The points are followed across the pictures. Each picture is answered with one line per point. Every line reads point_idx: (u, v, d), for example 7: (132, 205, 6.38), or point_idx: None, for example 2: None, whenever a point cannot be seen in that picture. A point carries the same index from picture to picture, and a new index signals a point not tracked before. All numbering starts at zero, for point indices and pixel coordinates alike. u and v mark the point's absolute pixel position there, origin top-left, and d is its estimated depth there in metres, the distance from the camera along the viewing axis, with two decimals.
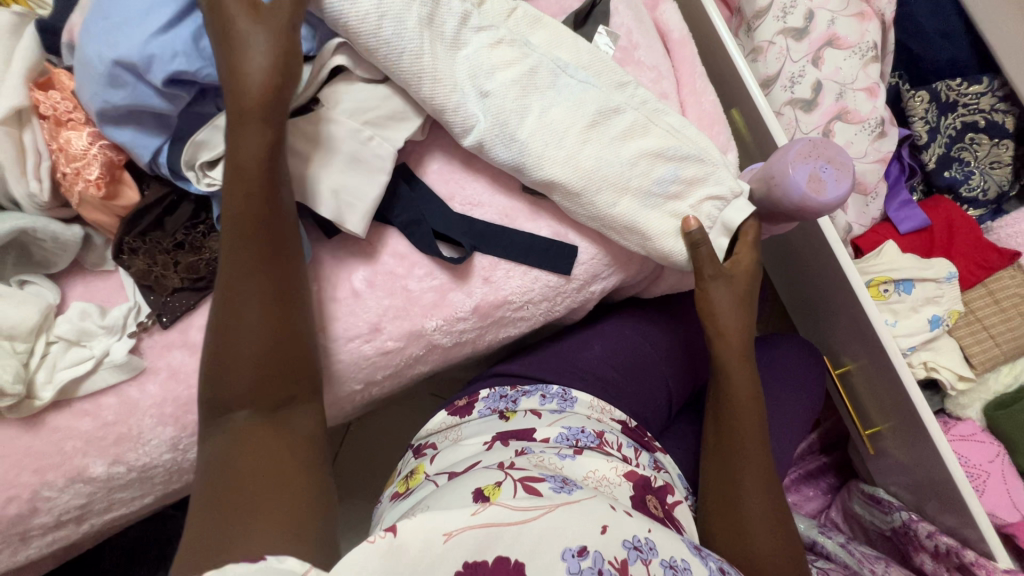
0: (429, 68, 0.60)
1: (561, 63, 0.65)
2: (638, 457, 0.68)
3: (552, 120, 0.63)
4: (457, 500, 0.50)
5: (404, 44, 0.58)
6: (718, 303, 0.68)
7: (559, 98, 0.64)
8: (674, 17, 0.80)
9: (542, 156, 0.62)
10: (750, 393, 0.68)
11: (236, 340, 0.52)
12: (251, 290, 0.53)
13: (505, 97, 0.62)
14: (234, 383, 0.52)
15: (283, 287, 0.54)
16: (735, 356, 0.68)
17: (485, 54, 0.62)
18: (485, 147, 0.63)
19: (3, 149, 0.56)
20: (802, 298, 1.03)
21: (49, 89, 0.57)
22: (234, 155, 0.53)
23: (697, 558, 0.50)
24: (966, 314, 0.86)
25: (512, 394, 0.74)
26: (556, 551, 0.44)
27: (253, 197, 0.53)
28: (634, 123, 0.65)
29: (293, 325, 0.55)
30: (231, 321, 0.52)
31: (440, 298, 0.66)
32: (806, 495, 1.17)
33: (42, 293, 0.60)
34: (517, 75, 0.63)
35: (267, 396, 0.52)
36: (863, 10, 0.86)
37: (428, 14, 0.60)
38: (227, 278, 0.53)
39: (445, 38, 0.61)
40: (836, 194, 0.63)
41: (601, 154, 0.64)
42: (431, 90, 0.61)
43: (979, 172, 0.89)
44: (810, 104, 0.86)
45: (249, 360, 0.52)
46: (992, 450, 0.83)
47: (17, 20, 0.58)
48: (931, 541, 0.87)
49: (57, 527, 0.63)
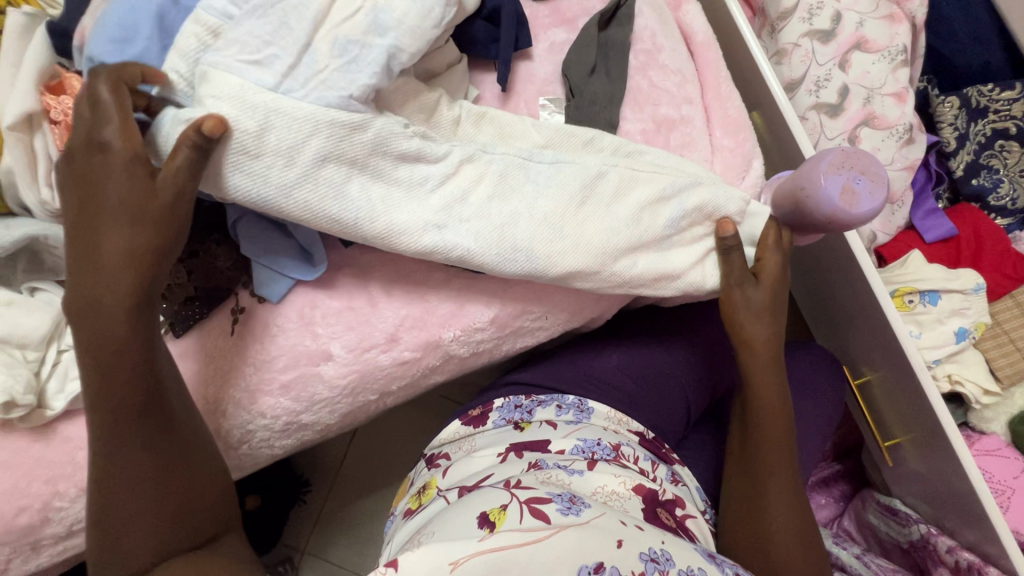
0: (389, 227, 0.55)
1: (524, 152, 0.60)
2: (655, 471, 0.66)
3: (544, 215, 0.58)
4: (460, 528, 0.47)
5: (356, 212, 0.54)
6: (763, 299, 0.64)
7: (538, 191, 0.59)
8: (698, 18, 0.78)
9: (551, 257, 0.58)
10: (776, 401, 0.65)
11: (132, 507, 0.51)
12: (135, 464, 0.51)
13: (488, 217, 0.57)
14: (137, 546, 0.51)
15: (176, 446, 0.53)
16: (762, 366, 0.66)
17: (450, 182, 0.57)
18: (488, 266, 0.58)
19: (14, 153, 0.55)
20: (821, 307, 1.01)
21: (61, 92, 0.55)
22: (87, 328, 0.48)
23: (712, 564, 0.49)
24: (993, 326, 0.84)
25: (527, 405, 0.72)
26: (572, 567, 0.43)
27: (129, 370, 0.49)
28: (620, 182, 0.61)
29: (190, 476, 0.54)
30: (119, 496, 0.51)
31: (458, 308, 0.65)
32: (818, 503, 1.15)
33: (54, 300, 0.59)
34: (489, 187, 0.58)
35: (178, 543, 0.53)
36: (892, 13, 0.84)
37: (370, 170, 0.54)
38: (106, 454, 0.51)
39: (399, 183, 0.55)
40: (869, 207, 0.61)
41: (604, 229, 0.60)
42: (405, 241, 0.56)
43: (1009, 180, 0.87)
44: (837, 109, 0.84)
45: (149, 519, 0.52)
46: (1018, 466, 0.81)
47: (28, 21, 0.56)
48: (951, 556, 0.85)
49: (68, 536, 0.62)
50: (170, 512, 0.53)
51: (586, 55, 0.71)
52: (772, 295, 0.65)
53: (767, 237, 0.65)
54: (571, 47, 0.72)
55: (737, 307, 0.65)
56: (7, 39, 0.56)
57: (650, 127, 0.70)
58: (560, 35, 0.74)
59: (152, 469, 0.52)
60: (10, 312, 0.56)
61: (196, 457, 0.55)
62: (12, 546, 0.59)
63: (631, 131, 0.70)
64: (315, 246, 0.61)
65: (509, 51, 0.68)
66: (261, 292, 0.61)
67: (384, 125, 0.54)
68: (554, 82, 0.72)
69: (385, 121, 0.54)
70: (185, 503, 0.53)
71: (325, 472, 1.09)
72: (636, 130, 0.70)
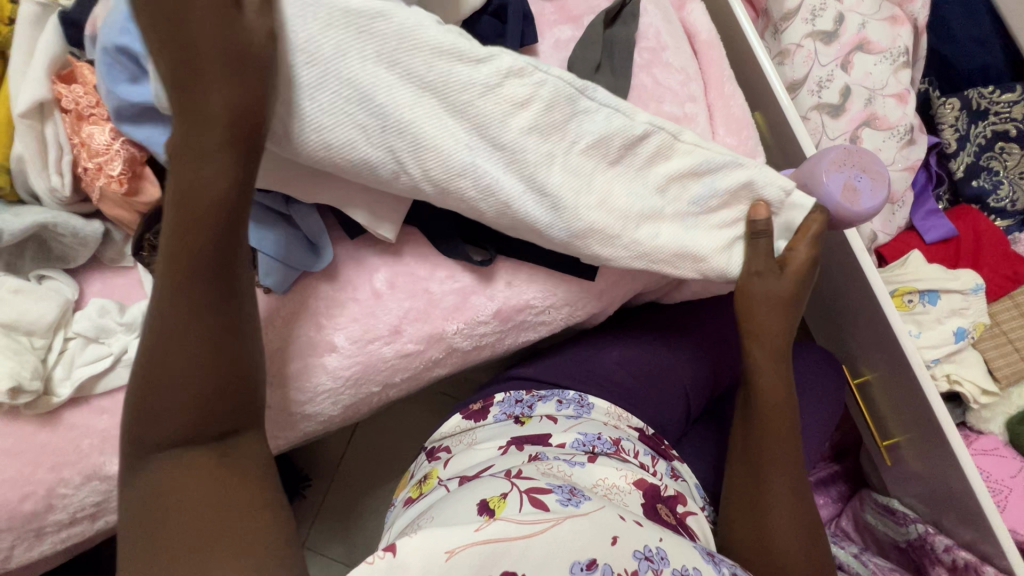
0: (425, 139, 0.55)
1: (577, 85, 0.58)
2: (655, 465, 0.67)
3: (575, 159, 0.59)
4: (460, 514, 0.48)
5: (390, 120, 0.54)
6: (785, 291, 0.63)
7: (580, 132, 0.58)
8: (702, 18, 0.79)
9: (577, 201, 0.59)
10: (779, 402, 0.65)
11: (178, 379, 0.48)
12: (192, 328, 0.48)
13: (523, 149, 0.57)
14: (166, 423, 0.48)
15: (228, 319, 0.49)
16: (766, 357, 0.65)
17: (492, 104, 0.56)
18: (516, 204, 0.58)
19: (25, 142, 0.55)
20: (822, 308, 1.01)
21: (72, 82, 0.56)
22: (183, 171, 0.48)
23: (709, 565, 0.49)
24: (992, 327, 0.85)
25: (528, 399, 0.73)
26: (565, 563, 0.44)
27: (208, 231, 0.48)
28: (659, 147, 0.60)
29: (240, 360, 0.50)
30: (169, 364, 0.48)
31: (462, 301, 0.65)
32: (816, 503, 1.15)
33: (61, 289, 0.60)
34: (530, 117, 0.57)
35: (210, 430, 0.49)
36: (895, 14, 0.85)
37: (406, 78, 0.54)
38: (165, 310, 0.48)
39: (435, 95, 0.55)
40: (871, 204, 0.62)
41: (629, 188, 0.60)
42: (438, 160, 0.56)
43: (1009, 182, 0.88)
44: (838, 110, 0.84)
45: (189, 401, 0.48)
46: (1014, 465, 0.82)
47: (41, 12, 0.57)
48: (949, 555, 0.85)
49: (72, 524, 0.62)
50: (212, 390, 0.49)
51: (591, 52, 0.72)
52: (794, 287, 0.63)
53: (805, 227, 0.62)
54: (576, 44, 0.73)
55: (755, 297, 0.63)
56: (20, 30, 0.56)
57: None
58: (565, 33, 0.74)
59: (209, 340, 0.48)
60: (18, 299, 0.56)
61: (251, 342, 0.52)
62: (16, 532, 0.60)
63: None
64: (321, 238, 0.62)
65: (515, 47, 0.69)
66: (268, 282, 0.61)
67: (429, 32, 0.54)
68: None
69: (419, 25, 0.54)
70: (228, 389, 0.49)
71: (325, 466, 1.09)
72: None
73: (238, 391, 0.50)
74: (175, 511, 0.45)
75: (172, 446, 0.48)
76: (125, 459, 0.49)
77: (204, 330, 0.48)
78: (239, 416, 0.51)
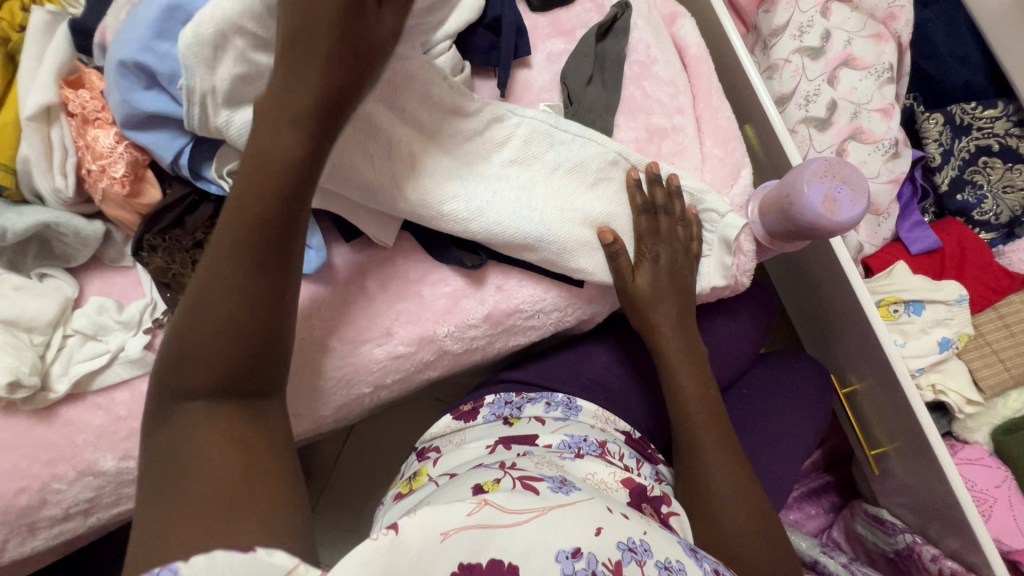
0: (417, 167, 0.62)
1: (552, 121, 0.67)
2: (639, 468, 0.68)
3: (559, 184, 0.66)
4: (456, 494, 0.50)
5: (386, 154, 0.60)
6: (643, 289, 0.68)
7: (557, 160, 0.67)
8: (691, 33, 0.81)
9: (559, 221, 0.65)
10: (701, 392, 0.68)
11: (215, 326, 0.45)
12: (234, 279, 0.45)
13: (505, 177, 0.65)
14: (198, 374, 0.45)
15: (270, 276, 0.46)
16: (676, 346, 0.69)
17: (478, 141, 0.65)
18: (504, 224, 0.63)
19: (32, 144, 0.57)
20: (809, 317, 1.03)
21: (79, 87, 0.59)
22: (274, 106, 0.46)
23: (692, 560, 0.47)
24: (976, 338, 0.86)
25: (518, 401, 0.74)
26: (551, 552, 0.42)
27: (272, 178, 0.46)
28: (628, 173, 0.69)
29: (276, 327, 0.47)
30: (211, 303, 0.45)
31: (453, 304, 0.67)
32: (808, 513, 1.16)
33: (61, 287, 0.61)
34: (516, 147, 0.66)
35: (239, 388, 0.46)
36: (880, 32, 0.87)
37: (404, 114, 0.61)
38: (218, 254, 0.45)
39: (430, 132, 0.63)
40: (851, 214, 0.63)
41: (608, 207, 0.68)
42: (427, 186, 0.62)
43: (992, 196, 0.90)
44: (825, 123, 0.87)
45: (221, 348, 0.45)
46: (999, 475, 0.83)
47: (50, 20, 0.59)
48: (935, 564, 0.85)
49: (65, 519, 0.63)
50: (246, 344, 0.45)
51: (583, 65, 0.74)
52: (656, 285, 0.68)
53: (636, 228, 0.69)
54: (569, 57, 0.75)
55: (627, 302, 0.69)
56: (29, 36, 0.58)
57: (642, 135, 0.74)
58: (557, 46, 0.76)
59: (253, 303, 0.45)
60: (20, 296, 0.58)
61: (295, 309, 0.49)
62: (10, 526, 0.60)
63: (624, 138, 0.73)
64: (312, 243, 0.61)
65: (509, 58, 0.71)
66: None
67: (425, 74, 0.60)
68: (552, 90, 0.75)
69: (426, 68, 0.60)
70: (264, 345, 0.46)
71: (318, 470, 1.10)
72: (629, 138, 0.73)
73: (272, 362, 0.47)
74: (193, 464, 0.42)
75: (202, 399, 0.45)
76: (155, 410, 0.47)
77: (245, 282, 0.45)
78: (265, 377, 0.47)
